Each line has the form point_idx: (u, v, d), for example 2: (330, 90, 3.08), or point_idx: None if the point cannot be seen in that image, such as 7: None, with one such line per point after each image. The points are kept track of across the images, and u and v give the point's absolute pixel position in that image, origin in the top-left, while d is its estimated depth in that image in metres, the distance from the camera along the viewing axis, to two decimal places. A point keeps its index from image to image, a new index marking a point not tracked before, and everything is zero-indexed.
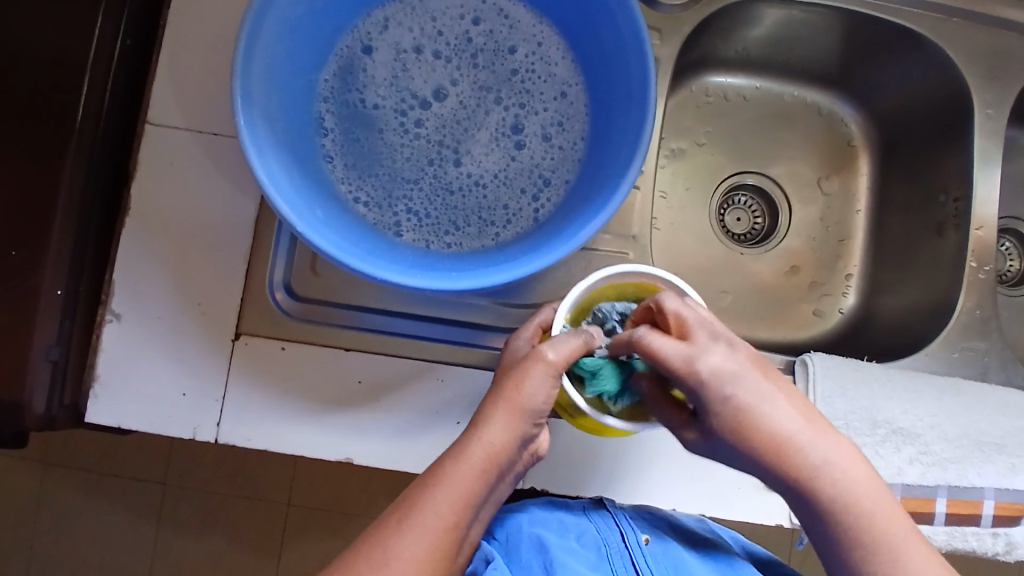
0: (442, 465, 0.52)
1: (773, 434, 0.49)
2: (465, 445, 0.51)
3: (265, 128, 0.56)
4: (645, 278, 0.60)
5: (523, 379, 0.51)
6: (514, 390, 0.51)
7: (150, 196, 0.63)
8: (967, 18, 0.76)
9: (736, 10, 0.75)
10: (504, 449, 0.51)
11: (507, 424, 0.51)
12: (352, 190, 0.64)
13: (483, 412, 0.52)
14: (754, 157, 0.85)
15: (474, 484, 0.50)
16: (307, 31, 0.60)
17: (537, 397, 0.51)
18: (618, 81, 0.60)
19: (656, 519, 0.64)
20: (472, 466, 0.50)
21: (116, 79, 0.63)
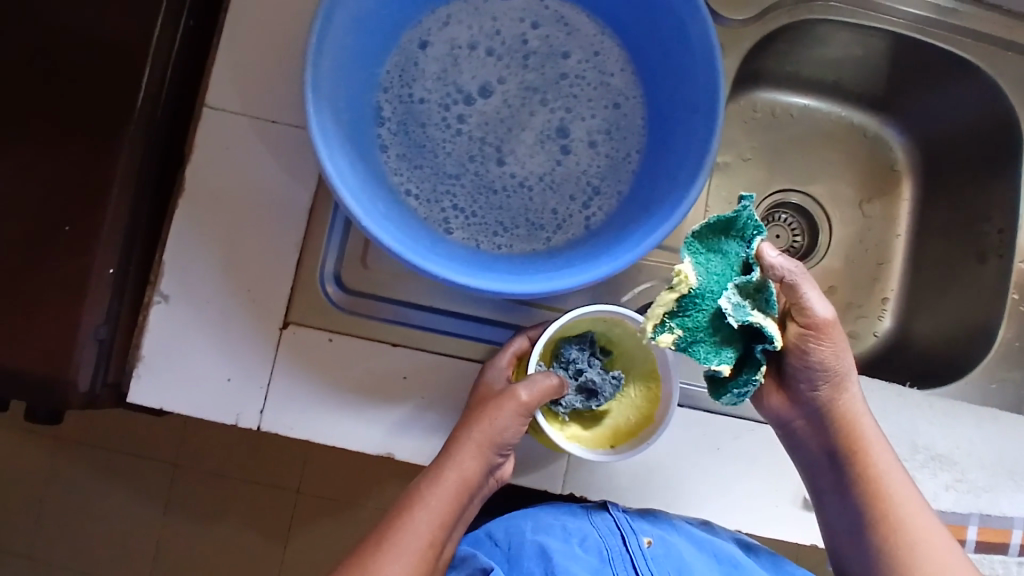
0: (419, 487, 0.57)
1: (853, 420, 0.58)
2: (441, 471, 0.56)
3: (332, 119, 0.56)
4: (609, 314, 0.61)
5: (495, 415, 0.56)
6: (487, 424, 0.57)
7: (204, 179, 0.63)
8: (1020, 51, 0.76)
9: (798, 30, 0.76)
10: (475, 476, 0.57)
11: (477, 454, 0.56)
12: (404, 181, 0.64)
13: (457, 442, 0.57)
14: (798, 175, 0.85)
15: (447, 506, 0.56)
16: (375, 24, 0.60)
17: (505, 428, 0.57)
18: (683, 94, 0.60)
19: (661, 518, 0.64)
20: (446, 490, 0.56)
21: (176, 61, 0.62)
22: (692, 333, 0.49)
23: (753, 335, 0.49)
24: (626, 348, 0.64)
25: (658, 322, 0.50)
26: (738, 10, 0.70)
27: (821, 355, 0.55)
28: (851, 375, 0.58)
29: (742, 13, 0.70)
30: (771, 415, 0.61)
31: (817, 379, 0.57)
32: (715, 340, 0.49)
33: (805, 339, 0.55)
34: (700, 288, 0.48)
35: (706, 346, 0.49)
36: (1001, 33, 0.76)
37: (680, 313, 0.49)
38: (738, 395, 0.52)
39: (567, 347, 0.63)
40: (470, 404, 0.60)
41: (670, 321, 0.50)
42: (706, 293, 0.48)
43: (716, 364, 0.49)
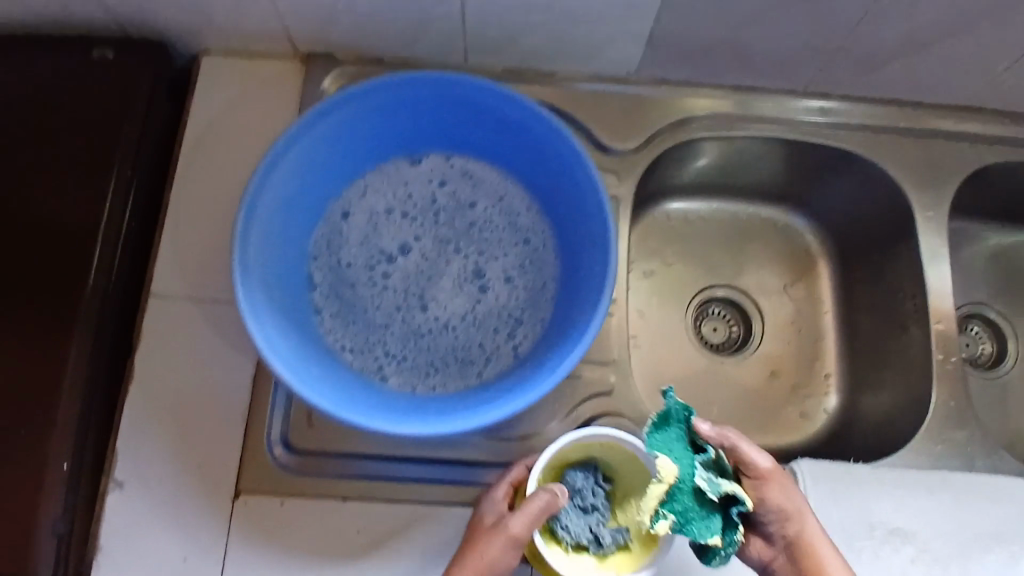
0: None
1: (817, 546, 0.59)
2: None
3: (262, 293, 0.61)
4: (606, 437, 0.63)
5: (486, 548, 0.58)
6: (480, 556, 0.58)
7: (152, 363, 0.67)
8: (912, 132, 0.83)
9: (677, 151, 0.81)
10: None
11: None
12: (338, 339, 0.68)
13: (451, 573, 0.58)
14: (720, 272, 0.91)
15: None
16: (294, 204, 0.66)
17: (496, 561, 0.57)
18: (582, 224, 0.66)
19: None
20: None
21: (121, 258, 0.69)
22: (685, 515, 0.56)
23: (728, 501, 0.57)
24: (628, 478, 0.65)
25: (653, 512, 0.56)
26: (624, 139, 0.77)
27: (772, 500, 0.60)
28: (806, 508, 0.61)
29: (629, 141, 0.77)
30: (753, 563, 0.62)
31: (774, 521, 0.60)
32: (703, 515, 0.56)
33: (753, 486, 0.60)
34: (679, 478, 0.56)
35: (700, 524, 0.56)
36: (890, 123, 0.83)
37: (670, 500, 0.56)
38: (724, 556, 0.58)
39: (570, 474, 0.64)
40: (469, 536, 0.62)
41: (659, 509, 0.56)
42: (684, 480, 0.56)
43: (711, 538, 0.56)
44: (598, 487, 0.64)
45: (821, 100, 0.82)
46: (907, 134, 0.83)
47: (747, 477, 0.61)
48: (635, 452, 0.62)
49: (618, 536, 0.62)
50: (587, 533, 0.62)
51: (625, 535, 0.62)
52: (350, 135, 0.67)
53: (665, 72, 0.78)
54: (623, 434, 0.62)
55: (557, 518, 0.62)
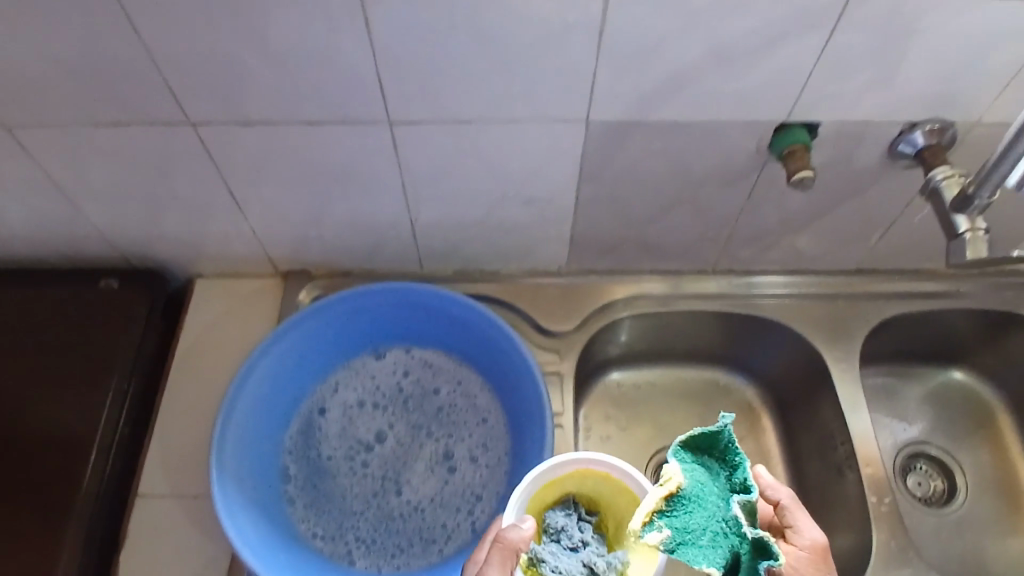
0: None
1: None
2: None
3: (236, 490, 0.68)
4: (576, 466, 0.65)
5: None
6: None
7: (136, 559, 0.72)
8: (850, 297, 0.94)
9: (607, 325, 0.90)
10: None
11: None
12: (311, 526, 0.74)
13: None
14: (673, 431, 0.97)
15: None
16: (271, 407, 0.76)
17: None
18: (524, 403, 0.75)
19: None
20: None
21: (112, 462, 0.75)
22: (682, 538, 0.55)
23: (757, 552, 0.53)
24: (610, 504, 0.66)
25: (648, 522, 0.56)
26: (561, 321, 0.88)
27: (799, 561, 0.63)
28: None
29: (565, 324, 0.88)
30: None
31: None
32: (705, 543, 0.55)
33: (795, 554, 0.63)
34: (687, 491, 0.55)
35: (695, 549, 0.54)
36: (827, 291, 0.94)
37: (669, 514, 0.56)
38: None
39: (550, 513, 0.65)
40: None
41: (658, 520, 0.56)
42: (696, 497, 0.55)
43: (706, 567, 0.54)
44: (580, 522, 0.65)
45: (734, 275, 0.94)
46: (846, 298, 0.94)
47: (794, 545, 0.64)
48: (607, 469, 0.65)
49: (614, 560, 0.61)
50: (579, 568, 0.61)
51: (622, 558, 0.61)
52: (320, 341, 0.78)
53: (593, 265, 0.90)
54: (592, 455, 0.65)
55: (546, 560, 0.60)
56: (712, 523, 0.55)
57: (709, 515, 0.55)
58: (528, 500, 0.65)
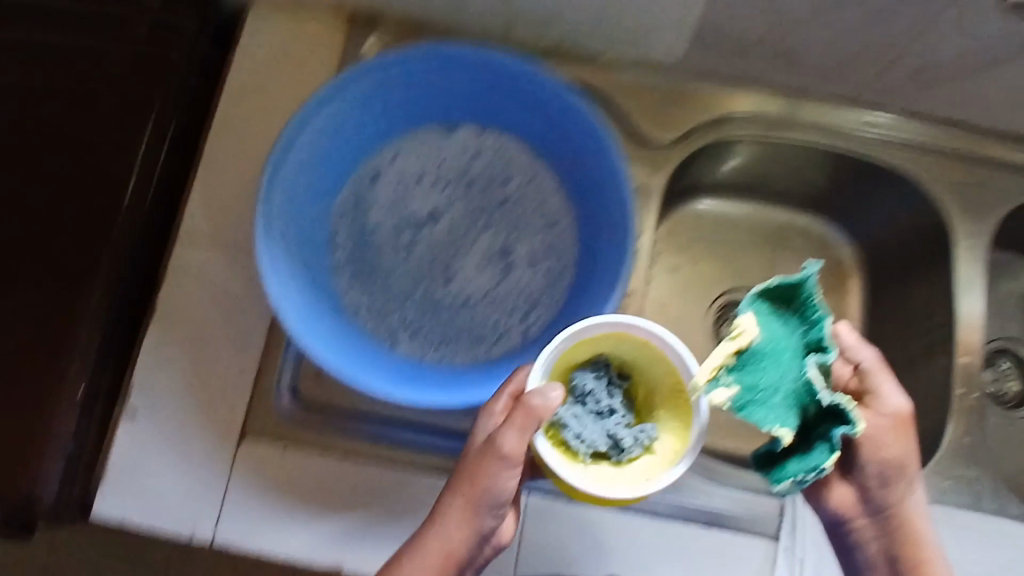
0: (412, 548, 0.56)
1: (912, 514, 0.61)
2: (431, 533, 0.55)
3: (282, 250, 0.62)
4: (613, 327, 0.56)
5: (481, 469, 0.54)
6: (478, 480, 0.54)
7: (172, 302, 0.68)
8: (986, 159, 0.80)
9: (718, 146, 0.78)
10: (461, 543, 0.55)
11: (463, 517, 0.55)
12: (354, 300, 0.68)
13: (448, 498, 0.56)
14: (746, 278, 0.88)
15: (438, 564, 0.55)
16: (322, 166, 0.67)
17: (493, 488, 0.54)
18: (605, 214, 0.65)
19: None
20: (433, 553, 0.55)
21: (153, 195, 0.69)
22: (751, 393, 0.52)
23: (828, 414, 0.52)
24: (643, 369, 0.57)
25: (714, 376, 0.52)
26: (661, 131, 0.75)
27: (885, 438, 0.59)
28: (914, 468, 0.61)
29: (665, 134, 0.75)
30: (827, 515, 0.63)
31: (885, 472, 0.60)
32: (776, 403, 0.52)
33: (879, 429, 0.59)
34: (759, 346, 0.52)
35: (766, 407, 0.52)
36: (953, 147, 0.80)
37: (738, 370, 0.52)
38: (797, 482, 0.53)
39: (578, 375, 0.57)
40: (466, 455, 0.57)
41: (724, 375, 0.52)
42: (769, 351, 0.52)
43: (775, 428, 0.51)
44: (609, 389, 0.57)
45: (870, 112, 0.80)
46: (980, 158, 0.80)
47: (874, 412, 0.60)
48: (648, 338, 0.55)
49: (642, 436, 0.55)
50: (604, 437, 0.55)
51: (651, 433, 0.55)
52: (383, 99, 0.67)
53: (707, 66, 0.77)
54: (634, 321, 0.55)
55: (566, 423, 0.55)
56: (785, 382, 0.52)
57: (781, 372, 0.52)
58: (553, 355, 0.57)
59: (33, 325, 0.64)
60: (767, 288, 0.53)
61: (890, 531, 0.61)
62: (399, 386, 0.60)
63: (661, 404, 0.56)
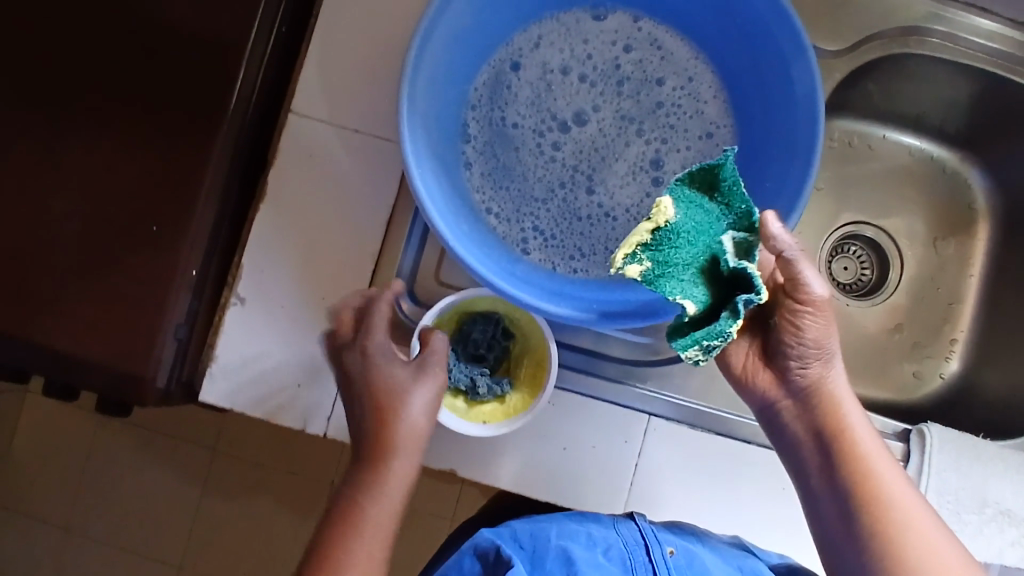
0: (355, 496, 0.54)
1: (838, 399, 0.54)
2: (377, 479, 0.54)
3: (424, 136, 0.56)
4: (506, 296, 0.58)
5: (410, 395, 0.55)
6: (417, 411, 0.55)
7: (287, 184, 0.64)
8: None
9: (891, 64, 0.73)
10: (409, 473, 0.55)
11: (410, 448, 0.55)
12: (487, 200, 0.64)
13: (386, 436, 0.54)
14: (869, 211, 0.84)
15: (392, 505, 0.54)
16: (467, 42, 0.60)
17: (410, 408, 0.55)
18: (778, 127, 0.59)
19: (684, 532, 0.60)
20: (383, 495, 0.53)
21: (268, 60, 0.63)
22: (663, 266, 0.45)
23: (735, 284, 0.44)
24: (525, 332, 0.61)
25: (631, 252, 0.45)
26: (830, 40, 0.69)
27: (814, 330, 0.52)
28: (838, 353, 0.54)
29: (833, 44, 0.69)
30: (755, 399, 0.57)
31: (805, 356, 0.53)
32: (687, 277, 0.45)
33: (799, 316, 0.52)
34: (674, 223, 0.44)
35: (673, 283, 0.44)
36: None
37: (655, 247, 0.45)
38: (704, 348, 0.44)
39: (468, 322, 0.60)
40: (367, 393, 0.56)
41: (641, 248, 0.45)
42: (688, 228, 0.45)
43: (679, 300, 0.44)
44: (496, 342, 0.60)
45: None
46: None
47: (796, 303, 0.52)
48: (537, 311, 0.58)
49: (496, 389, 0.59)
50: (465, 379, 0.59)
51: (505, 390, 0.60)
52: None
53: None
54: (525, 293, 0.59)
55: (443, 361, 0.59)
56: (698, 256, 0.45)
57: (694, 246, 0.45)
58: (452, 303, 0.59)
59: (144, 196, 0.60)
60: (688, 173, 0.46)
61: (811, 410, 0.55)
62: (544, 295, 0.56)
63: (525, 367, 0.61)
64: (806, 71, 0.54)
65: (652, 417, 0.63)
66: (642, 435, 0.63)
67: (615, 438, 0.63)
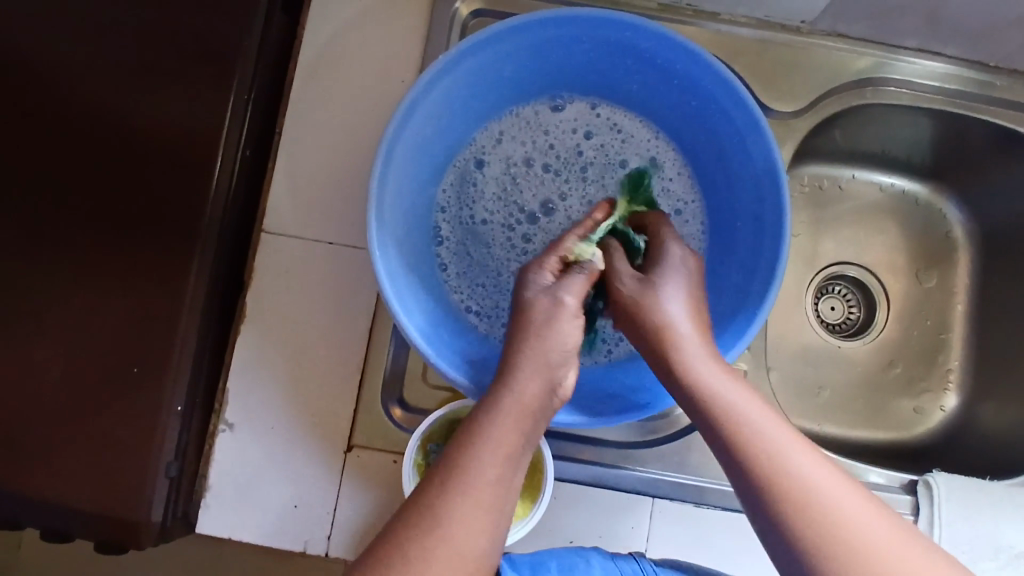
0: (469, 429, 0.46)
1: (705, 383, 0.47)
2: (498, 398, 0.47)
3: (395, 250, 0.56)
4: None
5: (558, 323, 0.51)
6: (542, 328, 0.50)
7: (265, 304, 0.64)
8: None
9: (849, 114, 0.74)
10: (534, 396, 0.48)
11: (534, 370, 0.48)
12: (464, 299, 0.64)
13: (511, 364, 0.49)
14: (849, 250, 0.84)
15: (517, 416, 0.46)
16: (429, 151, 0.60)
17: (555, 327, 0.50)
18: (743, 201, 0.61)
19: (680, 565, 0.58)
20: (508, 413, 0.46)
21: (235, 188, 0.63)
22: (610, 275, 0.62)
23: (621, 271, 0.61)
24: None
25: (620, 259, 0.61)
26: (787, 101, 0.70)
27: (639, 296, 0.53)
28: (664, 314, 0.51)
29: (790, 105, 0.70)
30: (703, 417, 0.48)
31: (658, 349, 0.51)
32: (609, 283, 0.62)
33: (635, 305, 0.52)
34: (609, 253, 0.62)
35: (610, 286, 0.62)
36: None
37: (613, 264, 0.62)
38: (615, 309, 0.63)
39: None
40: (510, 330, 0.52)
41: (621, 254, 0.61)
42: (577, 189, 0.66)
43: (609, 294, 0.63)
44: None
45: (988, 72, 0.73)
46: None
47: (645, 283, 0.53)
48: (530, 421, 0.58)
49: None
50: None
51: None
52: (495, 74, 0.59)
53: (844, 27, 0.70)
54: None
55: None
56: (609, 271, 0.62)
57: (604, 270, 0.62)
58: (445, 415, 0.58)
59: (122, 335, 0.59)
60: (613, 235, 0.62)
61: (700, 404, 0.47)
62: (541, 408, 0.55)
63: None
64: (766, 149, 0.55)
65: (656, 498, 0.63)
66: (648, 518, 0.62)
67: (623, 522, 0.62)
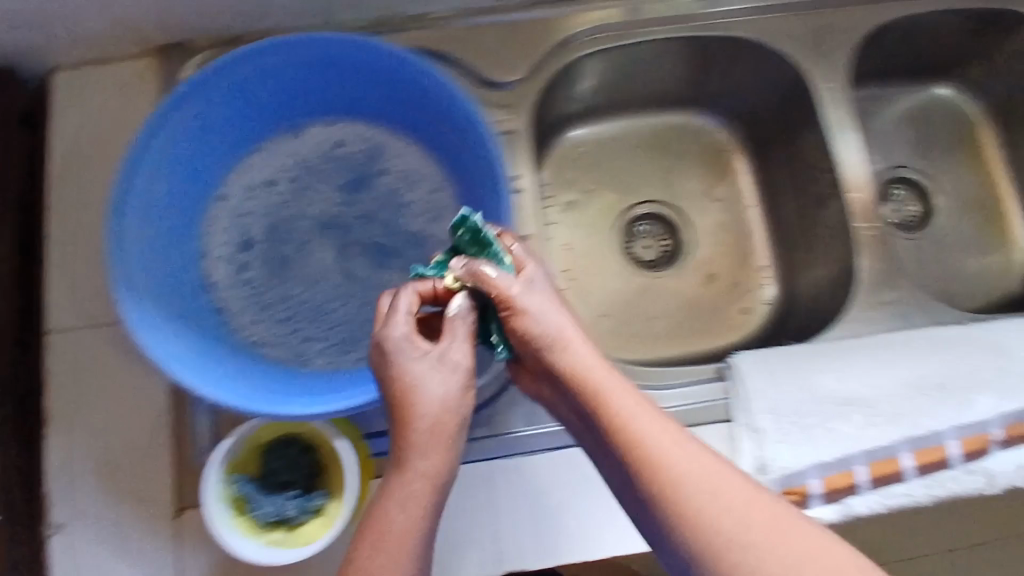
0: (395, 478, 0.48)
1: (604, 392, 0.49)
2: (418, 441, 0.48)
3: (152, 302, 0.58)
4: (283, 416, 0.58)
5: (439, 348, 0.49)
6: (427, 360, 0.49)
7: (66, 399, 0.65)
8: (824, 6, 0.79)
9: (578, 67, 0.79)
10: (446, 420, 0.48)
11: (438, 400, 0.48)
12: (249, 334, 0.65)
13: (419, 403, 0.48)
14: (638, 188, 0.90)
15: (429, 481, 0.47)
16: (172, 208, 0.63)
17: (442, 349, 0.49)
18: (468, 159, 0.64)
19: None
20: (424, 451, 0.48)
21: None
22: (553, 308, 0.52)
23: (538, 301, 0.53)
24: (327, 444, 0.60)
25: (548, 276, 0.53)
26: (512, 70, 0.74)
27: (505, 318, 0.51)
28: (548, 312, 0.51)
29: (516, 72, 0.75)
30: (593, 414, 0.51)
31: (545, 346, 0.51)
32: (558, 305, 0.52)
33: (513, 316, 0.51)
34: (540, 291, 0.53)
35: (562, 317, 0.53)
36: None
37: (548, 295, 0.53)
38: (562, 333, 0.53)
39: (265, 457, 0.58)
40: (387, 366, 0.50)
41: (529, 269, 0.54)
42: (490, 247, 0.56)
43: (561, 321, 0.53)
44: (297, 465, 0.58)
45: None
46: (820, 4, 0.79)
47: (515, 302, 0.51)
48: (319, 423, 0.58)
49: (309, 506, 0.56)
50: (273, 507, 0.56)
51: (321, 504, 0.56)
52: (210, 121, 0.63)
53: None
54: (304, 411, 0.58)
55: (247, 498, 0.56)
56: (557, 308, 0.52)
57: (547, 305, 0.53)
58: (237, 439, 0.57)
59: None
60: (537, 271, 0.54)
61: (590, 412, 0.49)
62: (312, 400, 0.55)
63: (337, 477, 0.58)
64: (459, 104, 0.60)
65: (491, 460, 0.65)
66: (487, 483, 0.64)
67: (465, 494, 0.63)
